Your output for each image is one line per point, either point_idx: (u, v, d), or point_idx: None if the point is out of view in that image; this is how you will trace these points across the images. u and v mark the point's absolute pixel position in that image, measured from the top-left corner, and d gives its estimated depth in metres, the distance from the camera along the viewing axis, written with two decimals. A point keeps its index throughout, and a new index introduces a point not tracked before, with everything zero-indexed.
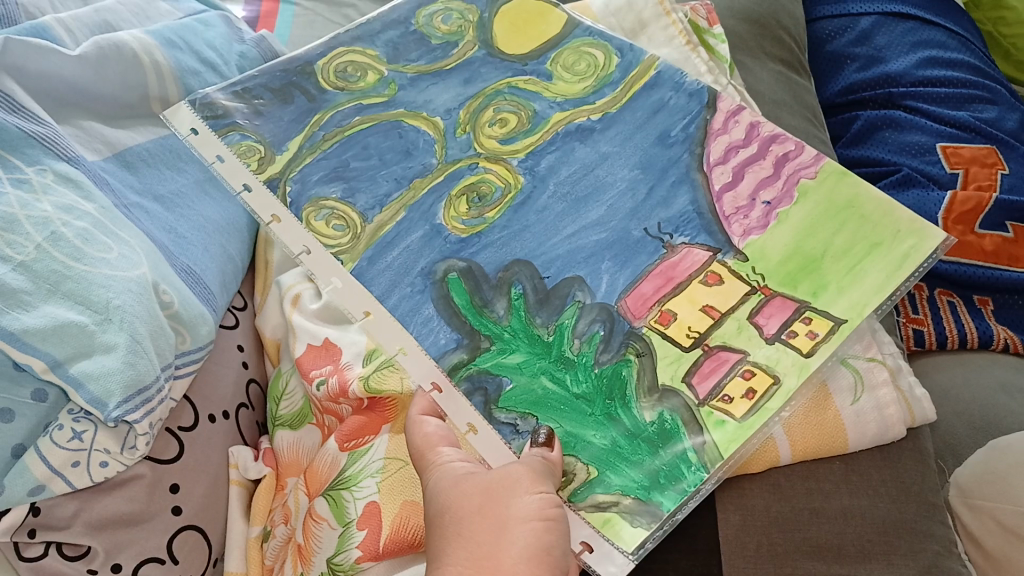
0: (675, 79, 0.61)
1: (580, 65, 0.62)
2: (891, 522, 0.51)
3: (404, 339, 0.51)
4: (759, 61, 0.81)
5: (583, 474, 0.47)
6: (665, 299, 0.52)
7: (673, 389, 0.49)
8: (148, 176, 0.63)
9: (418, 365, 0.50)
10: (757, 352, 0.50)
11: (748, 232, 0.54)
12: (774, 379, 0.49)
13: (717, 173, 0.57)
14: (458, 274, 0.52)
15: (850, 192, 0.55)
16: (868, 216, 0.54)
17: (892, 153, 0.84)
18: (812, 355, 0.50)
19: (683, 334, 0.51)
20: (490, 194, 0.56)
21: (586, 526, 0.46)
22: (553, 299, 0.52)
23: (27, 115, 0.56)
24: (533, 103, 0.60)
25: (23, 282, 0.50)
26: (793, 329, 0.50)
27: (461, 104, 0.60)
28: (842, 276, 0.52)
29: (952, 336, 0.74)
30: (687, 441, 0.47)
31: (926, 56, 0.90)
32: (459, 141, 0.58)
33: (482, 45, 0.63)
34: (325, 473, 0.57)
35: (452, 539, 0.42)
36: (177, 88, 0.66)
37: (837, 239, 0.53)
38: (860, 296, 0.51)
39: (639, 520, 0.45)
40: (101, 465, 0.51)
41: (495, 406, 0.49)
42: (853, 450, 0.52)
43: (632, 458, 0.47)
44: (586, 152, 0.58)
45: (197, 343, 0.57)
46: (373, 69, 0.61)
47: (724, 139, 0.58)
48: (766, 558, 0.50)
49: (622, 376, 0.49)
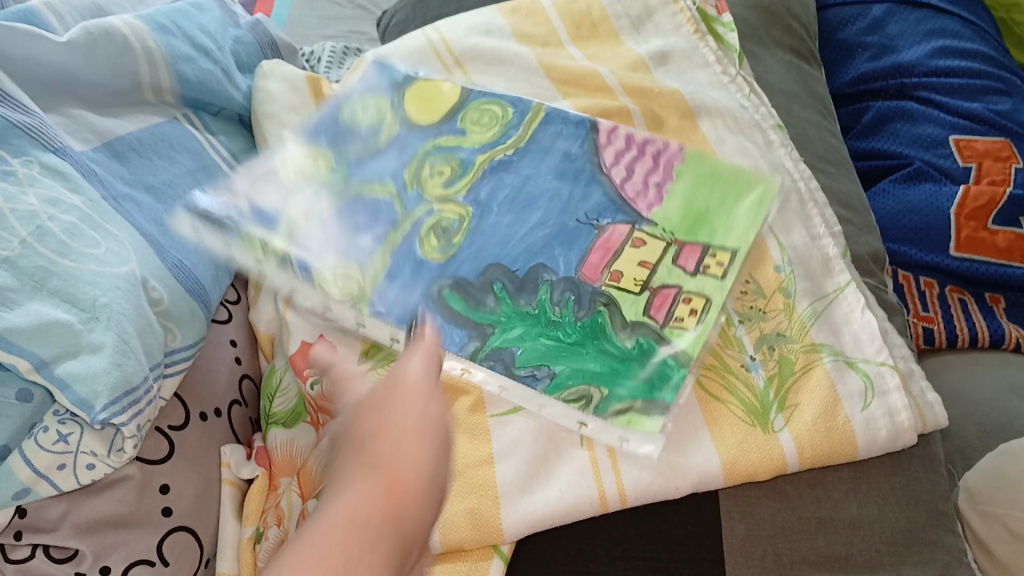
0: (564, 114, 0.67)
1: (484, 119, 0.68)
2: (900, 531, 0.49)
3: (402, 360, 0.45)
4: (768, 51, 0.79)
5: (598, 393, 0.51)
6: (610, 263, 0.57)
7: (641, 322, 0.54)
8: (138, 166, 0.61)
9: (392, 367, 0.45)
10: (688, 284, 0.56)
11: (650, 207, 0.61)
12: (707, 299, 0.55)
13: (614, 173, 0.63)
14: (450, 288, 0.57)
15: (712, 164, 0.63)
16: (727, 177, 0.62)
17: (904, 146, 0.82)
18: (726, 275, 0.56)
19: (630, 283, 0.56)
20: (451, 225, 0.61)
21: (612, 430, 0.49)
22: (528, 284, 0.57)
23: (12, 104, 0.55)
24: (458, 154, 0.66)
25: (8, 278, 0.49)
26: (707, 262, 0.57)
27: (403, 168, 0.66)
28: (727, 220, 0.59)
29: (962, 335, 0.72)
30: (663, 352, 0.52)
31: (939, 45, 0.88)
32: (411, 197, 0.64)
33: (402, 124, 0.69)
34: (319, 475, 0.54)
35: (359, 454, 0.41)
36: (168, 74, 0.66)
37: (711, 199, 0.61)
38: (741, 228, 0.58)
39: (653, 411, 0.50)
40: (88, 467, 0.49)
41: (515, 367, 0.53)
42: (863, 457, 0.50)
43: (628, 373, 0.52)
44: (512, 177, 0.64)
45: (186, 341, 0.56)
46: (324, 160, 0.65)
47: (610, 150, 0.65)
48: (773, 568, 0.48)
49: (599, 323, 0.54)
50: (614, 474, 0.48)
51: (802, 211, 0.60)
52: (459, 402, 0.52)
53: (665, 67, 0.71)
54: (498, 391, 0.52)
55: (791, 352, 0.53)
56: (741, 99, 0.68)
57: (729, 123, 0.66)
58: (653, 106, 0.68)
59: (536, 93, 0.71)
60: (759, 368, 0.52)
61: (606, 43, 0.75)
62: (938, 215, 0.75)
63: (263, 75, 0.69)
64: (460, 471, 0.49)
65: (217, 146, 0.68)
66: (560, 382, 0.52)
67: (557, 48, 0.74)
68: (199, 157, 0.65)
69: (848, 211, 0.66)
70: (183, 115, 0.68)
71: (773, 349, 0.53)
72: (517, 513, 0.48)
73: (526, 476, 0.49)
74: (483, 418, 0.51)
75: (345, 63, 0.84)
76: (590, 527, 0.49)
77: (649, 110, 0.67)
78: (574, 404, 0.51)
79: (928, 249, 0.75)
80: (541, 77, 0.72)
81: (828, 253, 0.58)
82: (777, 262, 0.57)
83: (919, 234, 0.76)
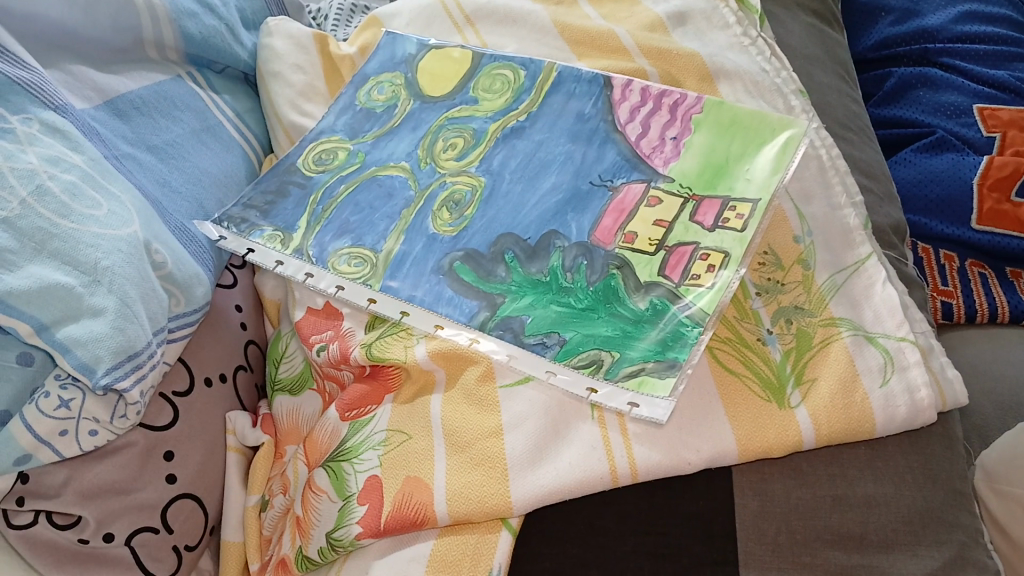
0: (575, 72, 0.66)
1: (496, 84, 0.67)
2: (918, 511, 0.48)
3: (437, 317, 0.54)
4: (789, 13, 0.76)
5: (609, 356, 0.49)
6: (624, 226, 0.56)
7: (655, 282, 0.52)
8: (140, 125, 0.60)
9: (423, 318, 0.54)
10: (705, 241, 0.53)
11: (667, 163, 0.59)
12: (725, 254, 0.52)
13: (629, 130, 0.61)
14: (461, 261, 0.56)
15: (732, 111, 0.60)
16: (749, 125, 0.59)
17: (926, 114, 0.80)
18: (746, 229, 0.53)
19: (646, 244, 0.54)
20: (463, 197, 0.60)
21: (624, 392, 0.48)
22: (539, 251, 0.56)
23: (11, 59, 0.53)
24: (471, 123, 0.65)
25: (7, 240, 0.47)
26: (726, 216, 0.54)
27: (416, 145, 0.65)
28: (747, 170, 0.57)
29: (982, 310, 0.71)
30: (675, 310, 0.50)
31: (965, 10, 0.85)
32: (425, 172, 0.63)
33: (416, 98, 0.69)
34: (325, 444, 0.53)
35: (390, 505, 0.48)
36: (172, 32, 0.64)
37: (734, 148, 0.58)
38: (762, 178, 0.56)
39: (664, 373, 0.48)
40: (90, 434, 0.49)
41: (524, 335, 0.51)
42: (880, 435, 0.49)
43: (639, 335, 0.50)
44: (524, 144, 0.63)
45: (191, 306, 0.54)
46: (341, 148, 0.66)
47: (624, 106, 0.63)
48: (785, 547, 0.47)
49: (612, 287, 0.53)
50: (625, 447, 0.47)
51: (823, 178, 0.58)
52: (467, 371, 0.51)
53: (684, 28, 0.69)
54: (506, 360, 0.51)
55: (809, 325, 0.51)
56: (760, 62, 0.65)
57: (749, 87, 0.63)
58: (671, 69, 0.65)
59: (549, 54, 0.69)
60: (776, 341, 0.51)
61: (622, 3, 0.73)
62: (960, 186, 0.73)
63: (269, 32, 0.71)
64: (469, 444, 0.49)
65: (222, 105, 0.67)
66: (570, 349, 0.50)
67: (572, 7, 0.73)
68: (203, 116, 0.64)
69: (869, 181, 0.64)
70: (187, 72, 0.66)
71: (790, 322, 0.52)
72: (524, 486, 0.47)
73: (535, 448, 0.48)
74: (492, 389, 0.50)
75: (353, 21, 0.82)
76: (600, 502, 0.48)
77: (667, 73, 0.65)
78: (584, 370, 0.49)
79: (949, 222, 0.74)
80: (554, 38, 0.70)
81: (850, 223, 0.56)
82: (797, 233, 0.55)
83: (940, 205, 0.74)
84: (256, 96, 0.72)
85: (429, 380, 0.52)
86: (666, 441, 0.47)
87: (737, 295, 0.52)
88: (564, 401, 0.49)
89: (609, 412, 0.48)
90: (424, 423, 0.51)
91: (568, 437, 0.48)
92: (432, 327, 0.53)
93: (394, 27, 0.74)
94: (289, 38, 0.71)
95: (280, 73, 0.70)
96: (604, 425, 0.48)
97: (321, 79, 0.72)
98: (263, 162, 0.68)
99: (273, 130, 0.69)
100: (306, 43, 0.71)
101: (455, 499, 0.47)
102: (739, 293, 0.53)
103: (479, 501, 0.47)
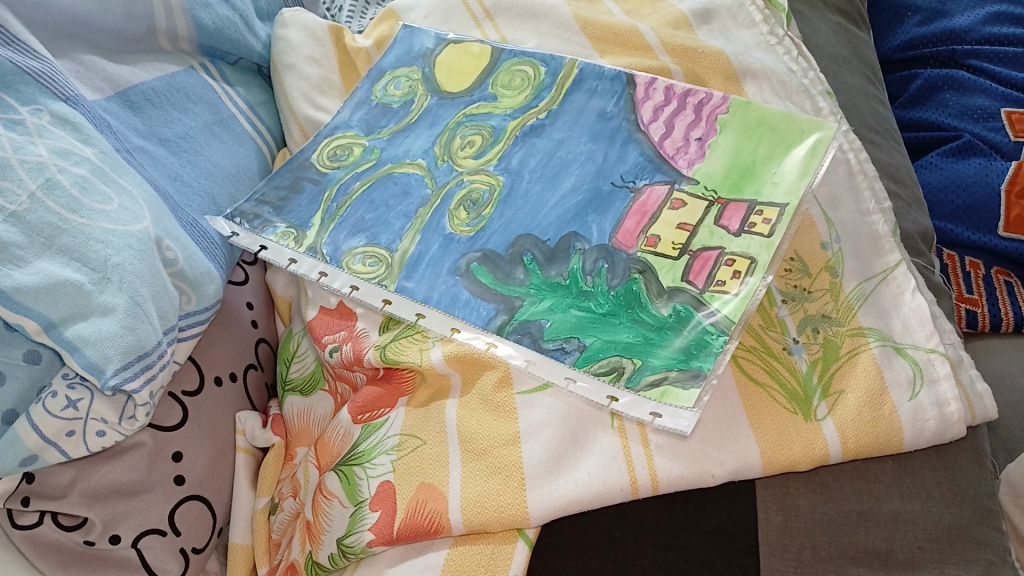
0: (597, 69, 0.64)
1: (515, 81, 0.66)
2: (944, 529, 0.47)
3: (454, 320, 0.52)
4: (817, 12, 0.75)
5: (631, 364, 0.48)
6: (646, 229, 0.54)
7: (678, 289, 0.51)
8: (152, 117, 0.59)
9: (440, 320, 0.53)
10: (730, 246, 0.52)
11: (692, 164, 0.57)
12: (751, 261, 0.51)
13: (652, 130, 0.60)
14: (478, 262, 0.55)
15: (759, 113, 0.59)
16: (776, 128, 0.58)
17: (953, 117, 0.78)
18: (773, 235, 0.52)
19: (670, 249, 0.53)
20: (481, 196, 0.59)
21: (645, 402, 0.46)
22: (559, 253, 0.54)
23: (22, 48, 0.51)
24: (489, 121, 0.64)
25: (15, 235, 0.46)
26: (752, 222, 0.53)
27: (433, 142, 0.63)
28: (774, 174, 0.55)
29: (1007, 319, 0.69)
30: (700, 318, 0.49)
31: (994, 12, 0.83)
32: (442, 170, 0.61)
33: (433, 94, 0.67)
34: (337, 447, 0.52)
35: (404, 510, 0.47)
36: (184, 21, 0.63)
37: (761, 150, 0.57)
38: (790, 182, 0.54)
39: (689, 383, 0.46)
40: (98, 435, 0.47)
41: (543, 340, 0.50)
42: (908, 449, 0.48)
43: (661, 343, 0.48)
44: (544, 143, 0.61)
45: (202, 304, 0.53)
46: (357, 143, 0.64)
47: (648, 105, 0.61)
48: (809, 564, 0.46)
49: (634, 292, 0.51)
50: (646, 458, 0.45)
51: (851, 183, 0.56)
52: (485, 376, 0.50)
53: (709, 25, 0.68)
54: (524, 365, 0.49)
55: (836, 335, 0.50)
56: (787, 62, 0.64)
57: (775, 87, 0.62)
58: (695, 67, 0.64)
59: (570, 50, 0.68)
60: (802, 351, 0.49)
61: None
62: (987, 192, 0.72)
63: (284, 24, 0.70)
64: (485, 451, 0.48)
65: (234, 97, 0.66)
66: (590, 355, 0.49)
67: (594, 3, 0.71)
68: (216, 109, 0.63)
69: (897, 186, 0.62)
70: (200, 63, 0.65)
71: (817, 331, 0.50)
72: (543, 496, 0.46)
73: (554, 457, 0.47)
74: (509, 395, 0.49)
75: (369, 13, 0.80)
76: (620, 513, 0.47)
77: (690, 71, 0.64)
78: (605, 378, 0.48)
79: (975, 228, 0.72)
80: (576, 33, 0.68)
81: (879, 230, 0.55)
82: (825, 238, 0.54)
83: (966, 211, 0.73)
84: (270, 89, 0.71)
85: (444, 384, 0.51)
86: (688, 453, 0.46)
87: (762, 302, 0.51)
88: (584, 408, 0.48)
89: (630, 421, 0.47)
90: (439, 428, 0.50)
91: (587, 447, 0.47)
92: (448, 330, 0.52)
93: (411, 20, 0.73)
94: (305, 29, 0.70)
95: (295, 66, 0.68)
96: (624, 435, 0.46)
97: (336, 72, 0.70)
98: (276, 156, 0.67)
99: (286, 123, 0.68)
100: (322, 35, 0.70)
101: (471, 507, 0.46)
102: (764, 301, 0.51)
103: (496, 510, 0.46)
